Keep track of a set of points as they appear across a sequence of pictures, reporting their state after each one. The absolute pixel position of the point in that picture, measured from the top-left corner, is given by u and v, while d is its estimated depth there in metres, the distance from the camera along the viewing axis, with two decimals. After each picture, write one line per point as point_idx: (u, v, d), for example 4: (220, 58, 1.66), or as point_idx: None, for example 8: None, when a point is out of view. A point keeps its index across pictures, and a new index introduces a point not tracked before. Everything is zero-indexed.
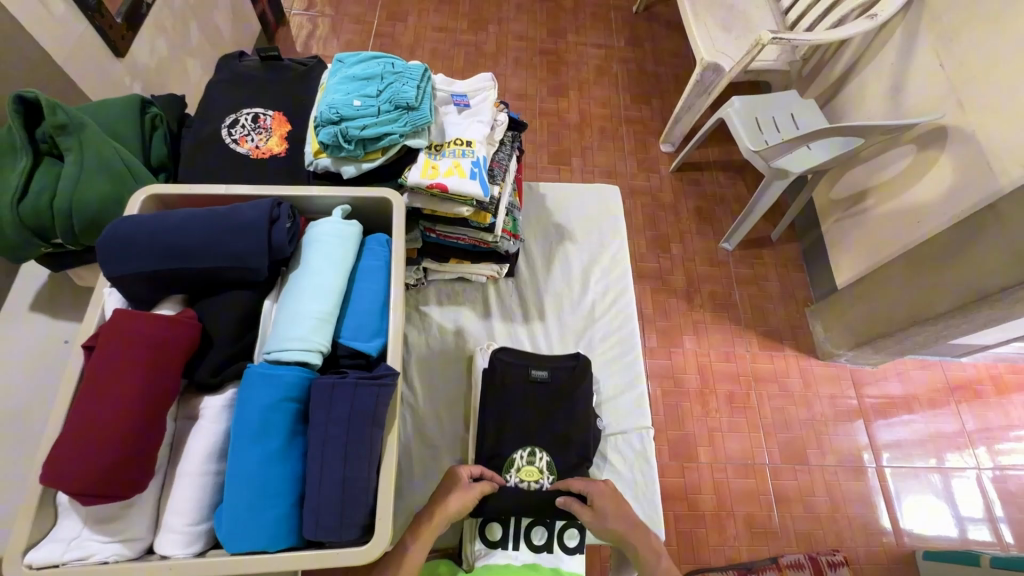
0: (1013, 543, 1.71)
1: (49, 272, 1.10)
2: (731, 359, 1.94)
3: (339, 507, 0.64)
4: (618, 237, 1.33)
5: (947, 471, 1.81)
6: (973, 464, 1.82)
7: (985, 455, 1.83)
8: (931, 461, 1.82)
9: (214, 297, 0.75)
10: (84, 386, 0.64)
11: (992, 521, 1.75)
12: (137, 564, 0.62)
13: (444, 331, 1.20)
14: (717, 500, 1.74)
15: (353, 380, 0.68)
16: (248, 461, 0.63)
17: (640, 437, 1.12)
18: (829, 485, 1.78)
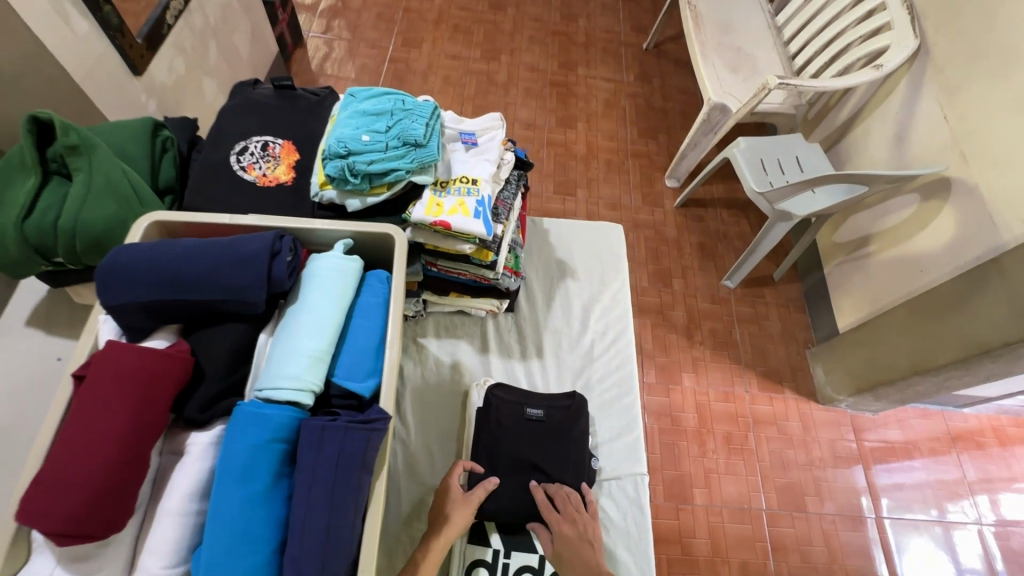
0: None
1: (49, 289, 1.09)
2: (729, 399, 1.92)
3: (320, 557, 0.62)
4: (619, 276, 1.33)
5: (948, 525, 1.76)
6: (976, 518, 1.78)
7: (987, 508, 1.79)
8: (933, 513, 1.78)
9: (210, 328, 0.74)
10: (70, 418, 0.62)
11: None
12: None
13: (440, 364, 1.19)
14: (711, 544, 1.70)
15: (344, 423, 0.67)
16: (231, 503, 0.62)
17: (634, 483, 1.10)
18: (826, 534, 1.74)
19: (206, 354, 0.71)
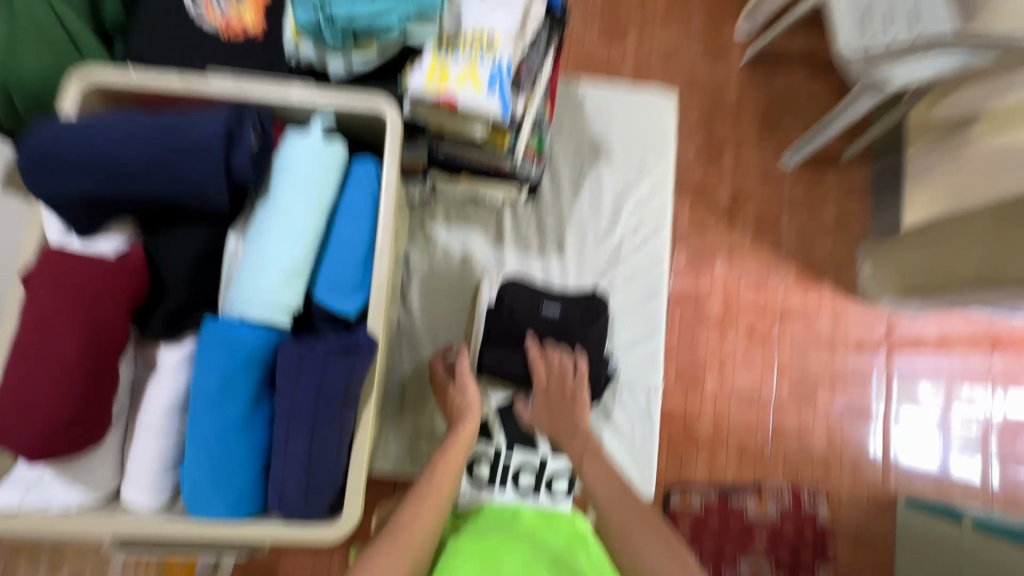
0: (997, 490, 1.72)
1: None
2: (760, 290, 1.80)
3: (304, 486, 0.59)
4: (662, 163, 1.13)
5: (953, 423, 1.75)
6: (985, 416, 1.75)
7: (1001, 405, 1.76)
8: (943, 414, 1.75)
9: (170, 227, 0.63)
10: (21, 334, 0.56)
11: (986, 459, 1.74)
12: (95, 519, 0.60)
13: (449, 255, 1.08)
14: (714, 425, 1.74)
15: (323, 352, 0.60)
16: (208, 426, 0.59)
17: (648, 393, 1.05)
18: (830, 426, 1.75)
19: (166, 260, 0.61)
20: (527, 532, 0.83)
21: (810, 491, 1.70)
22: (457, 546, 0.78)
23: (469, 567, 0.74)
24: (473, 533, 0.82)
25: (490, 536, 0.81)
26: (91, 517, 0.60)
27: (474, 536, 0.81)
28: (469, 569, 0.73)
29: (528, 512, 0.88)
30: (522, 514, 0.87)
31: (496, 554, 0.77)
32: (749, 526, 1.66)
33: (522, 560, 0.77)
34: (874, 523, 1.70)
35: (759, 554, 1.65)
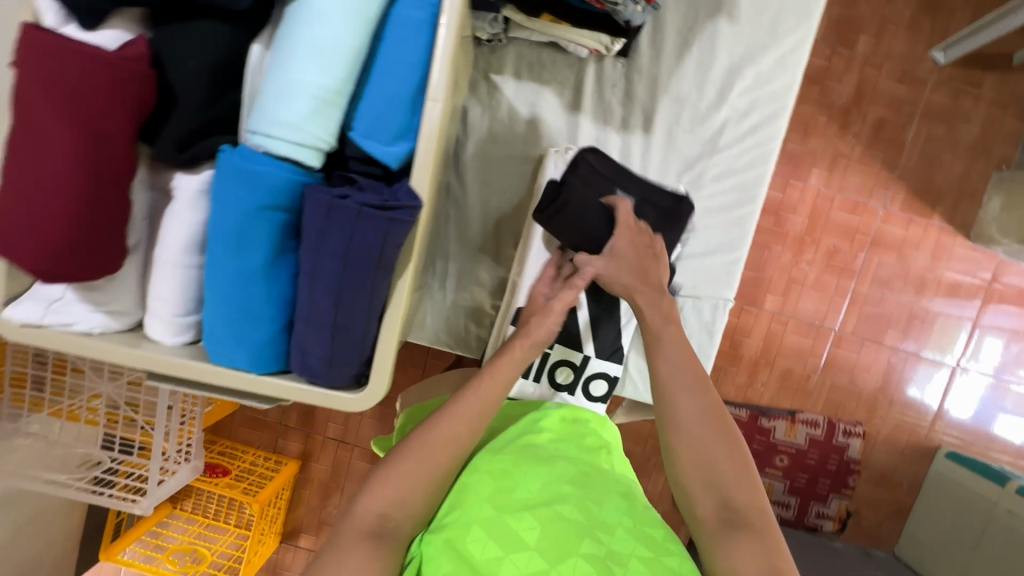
0: None
1: None
2: (856, 211, 1.53)
3: (327, 352, 0.53)
4: (801, 27, 0.87)
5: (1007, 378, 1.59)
6: None
7: None
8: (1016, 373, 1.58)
9: (179, 24, 0.50)
10: (13, 136, 0.48)
11: None
12: (121, 346, 0.57)
13: (514, 116, 0.91)
14: (763, 346, 1.59)
15: (356, 204, 0.49)
16: (226, 271, 0.52)
17: (714, 307, 0.93)
18: (889, 368, 1.59)
19: (174, 65, 0.49)
20: (547, 442, 0.78)
21: (848, 424, 1.58)
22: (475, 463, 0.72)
23: (482, 486, 0.68)
24: (492, 446, 0.76)
25: (508, 448, 0.75)
26: (116, 343, 0.57)
27: (493, 450, 0.75)
28: (484, 487, 0.67)
29: (550, 415, 0.84)
30: (543, 418, 0.83)
31: (516, 464, 0.71)
32: (773, 446, 1.56)
33: (544, 470, 0.70)
34: (904, 469, 1.61)
35: (775, 475, 1.56)
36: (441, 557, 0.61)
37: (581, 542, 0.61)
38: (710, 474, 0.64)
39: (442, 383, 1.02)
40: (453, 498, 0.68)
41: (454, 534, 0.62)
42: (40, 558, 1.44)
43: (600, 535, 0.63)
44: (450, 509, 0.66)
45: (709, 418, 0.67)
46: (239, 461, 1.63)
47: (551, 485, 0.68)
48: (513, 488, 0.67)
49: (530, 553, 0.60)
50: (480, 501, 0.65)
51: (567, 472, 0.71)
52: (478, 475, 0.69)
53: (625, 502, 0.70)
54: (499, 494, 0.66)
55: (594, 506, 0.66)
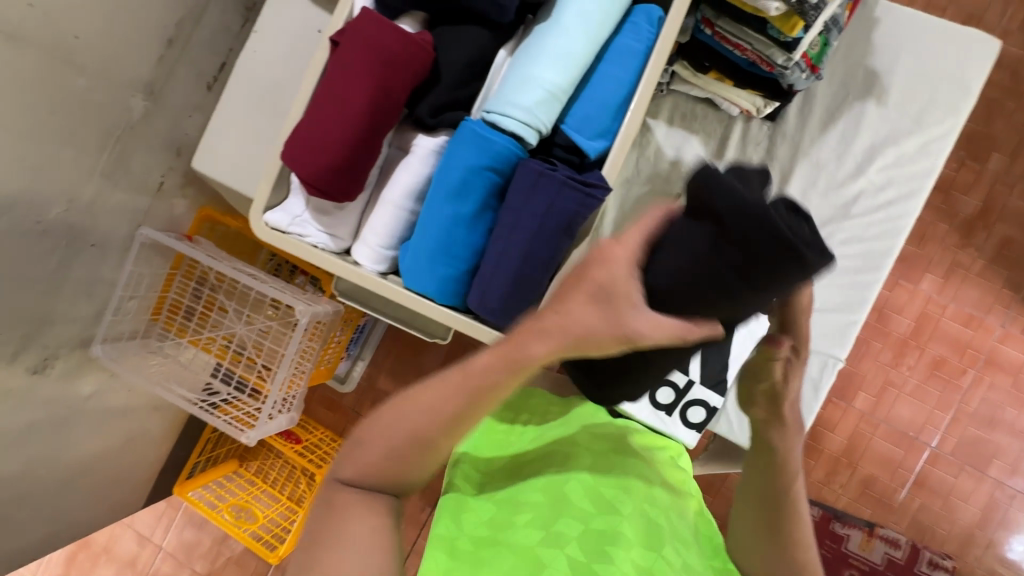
0: None
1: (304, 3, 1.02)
2: (970, 325, 1.45)
3: (504, 295, 0.64)
4: (948, 120, 0.94)
5: None
6: None
7: None
8: None
9: (455, 26, 0.66)
10: (325, 85, 0.65)
11: None
12: (336, 260, 0.71)
13: (660, 156, 1.02)
14: (846, 446, 1.48)
15: (561, 177, 0.61)
16: (441, 213, 0.64)
17: (822, 364, 0.96)
18: (991, 502, 1.44)
19: (445, 55, 0.65)
20: (643, 443, 0.75)
21: (936, 553, 1.42)
22: (579, 434, 0.70)
23: (587, 455, 0.65)
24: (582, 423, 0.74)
25: (607, 433, 0.72)
26: (333, 257, 0.71)
27: (597, 431, 0.71)
28: (583, 461, 0.63)
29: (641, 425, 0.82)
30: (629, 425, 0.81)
31: (611, 447, 0.68)
32: (844, 558, 1.41)
33: (639, 462, 0.67)
34: None
35: None
36: (535, 490, 0.60)
37: (665, 546, 0.55)
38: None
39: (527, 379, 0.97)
40: (545, 453, 0.67)
41: (554, 482, 0.61)
42: (122, 480, 1.56)
43: (681, 546, 0.57)
44: (542, 461, 0.66)
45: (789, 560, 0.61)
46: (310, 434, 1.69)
47: (642, 477, 0.64)
48: (613, 467, 0.64)
49: (621, 520, 0.56)
50: (581, 464, 0.63)
51: (660, 478, 0.67)
52: (574, 441, 0.68)
53: (706, 536, 0.65)
54: (597, 463, 0.64)
55: (678, 518, 0.62)
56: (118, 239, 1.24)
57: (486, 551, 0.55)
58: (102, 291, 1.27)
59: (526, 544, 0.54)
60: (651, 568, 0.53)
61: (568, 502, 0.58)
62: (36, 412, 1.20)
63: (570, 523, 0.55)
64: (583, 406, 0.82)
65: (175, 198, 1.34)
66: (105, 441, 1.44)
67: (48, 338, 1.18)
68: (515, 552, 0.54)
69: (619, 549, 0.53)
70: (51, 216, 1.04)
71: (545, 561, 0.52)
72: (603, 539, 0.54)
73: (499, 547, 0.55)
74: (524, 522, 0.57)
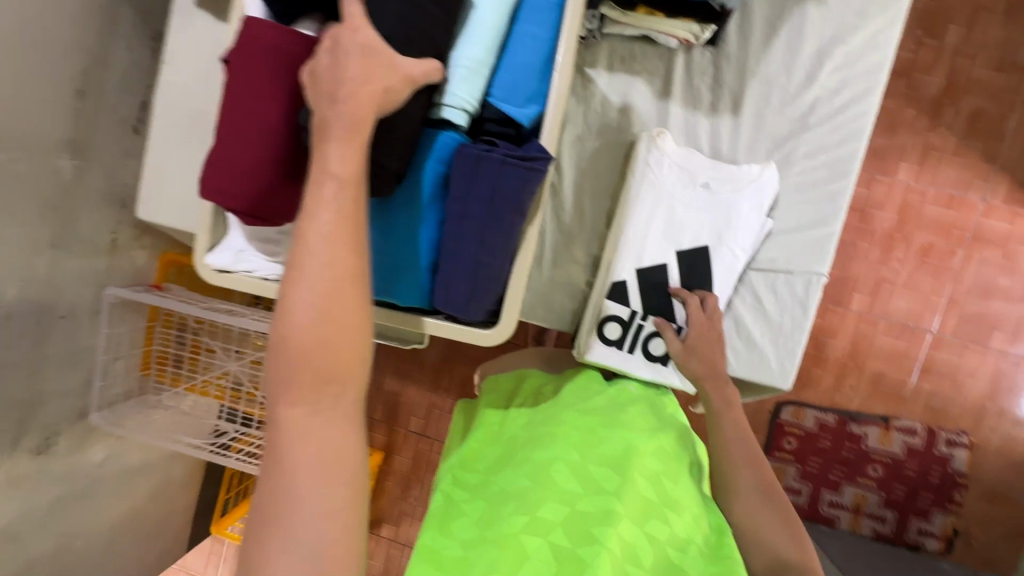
0: None
1: (207, 21, 0.96)
2: (952, 205, 1.44)
3: (468, 288, 0.62)
4: (891, 7, 0.90)
5: None
6: None
7: None
8: None
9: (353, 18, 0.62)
10: (228, 107, 0.61)
11: None
12: None
13: (607, 105, 0.98)
14: (851, 349, 1.49)
15: (500, 157, 0.59)
16: (392, 216, 0.62)
17: (806, 283, 0.95)
18: (998, 372, 1.47)
19: None
20: (636, 411, 0.74)
21: (950, 432, 1.47)
22: (563, 414, 0.70)
23: (567, 433, 0.65)
24: (570, 405, 0.73)
25: (593, 410, 0.71)
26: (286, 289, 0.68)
27: (581, 409, 0.72)
28: (566, 444, 0.63)
29: (629, 393, 0.82)
30: (622, 393, 0.82)
31: (599, 422, 0.68)
32: (866, 455, 1.47)
33: (629, 432, 0.66)
34: (1020, 485, 1.47)
35: (867, 485, 1.47)
36: (519, 479, 0.61)
37: (651, 524, 0.56)
38: (762, 538, 0.64)
39: (522, 357, 1.01)
40: (532, 437, 0.67)
41: (539, 467, 0.61)
42: (158, 531, 1.58)
43: (668, 517, 0.58)
44: (525, 445, 0.66)
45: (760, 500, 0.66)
46: None
47: (631, 448, 0.63)
48: (599, 441, 0.64)
49: (614, 500, 0.57)
50: (565, 446, 0.63)
51: (653, 441, 0.67)
52: (561, 421, 0.68)
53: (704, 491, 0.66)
54: (585, 444, 0.63)
55: (672, 484, 0.62)
56: (86, 304, 1.22)
57: (472, 549, 0.56)
58: (86, 359, 1.26)
59: (506, 537, 0.55)
60: (635, 545, 0.54)
61: (552, 487, 0.59)
62: (54, 488, 1.22)
63: (555, 510, 0.56)
64: (574, 380, 0.82)
65: (132, 249, 1.31)
66: (131, 499, 1.45)
67: (46, 416, 1.18)
68: (498, 547, 0.54)
69: (604, 529, 0.54)
70: (8, 297, 1.01)
71: (527, 551, 0.54)
72: (588, 523, 0.55)
73: (485, 544, 0.55)
74: (509, 515, 0.57)
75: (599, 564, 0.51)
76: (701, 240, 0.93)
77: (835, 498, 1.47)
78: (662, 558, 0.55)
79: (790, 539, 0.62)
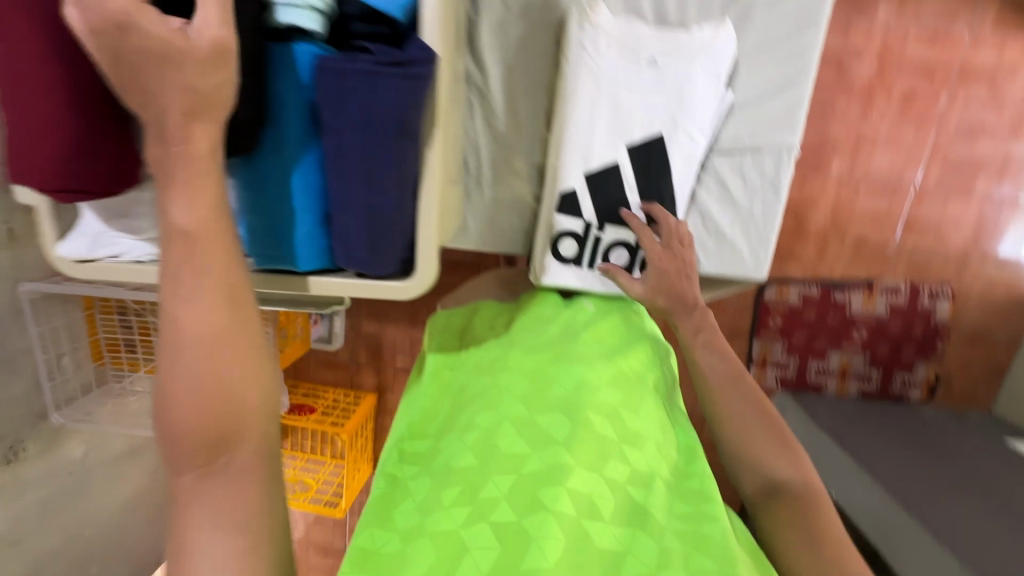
0: None
1: None
2: (937, 40, 1.28)
3: (367, 239, 0.52)
4: None
5: None
6: None
7: None
8: None
9: None
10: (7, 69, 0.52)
11: None
12: None
13: None
14: (831, 217, 1.42)
15: (368, 65, 0.46)
16: (258, 161, 0.51)
17: (773, 160, 0.85)
18: (982, 217, 1.40)
19: None
20: (591, 337, 0.75)
21: (933, 286, 1.41)
22: (512, 361, 0.71)
23: (517, 388, 0.67)
24: (524, 344, 0.74)
25: (547, 348, 0.73)
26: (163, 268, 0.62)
27: (532, 348, 0.73)
28: (514, 404, 0.65)
29: (586, 314, 0.80)
30: (580, 314, 0.80)
31: (550, 366, 0.69)
32: (850, 321, 1.42)
33: (582, 369, 0.68)
34: (1003, 324, 1.46)
35: (853, 349, 1.43)
36: (465, 449, 0.61)
37: (607, 462, 0.58)
38: (759, 468, 0.62)
39: (481, 287, 0.96)
40: (479, 398, 0.68)
41: (485, 431, 0.62)
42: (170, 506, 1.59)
43: (627, 453, 0.60)
44: (473, 408, 0.66)
45: (751, 413, 0.65)
46: (321, 399, 1.65)
47: (583, 388, 0.65)
48: (550, 387, 0.66)
49: (563, 453, 0.57)
50: (512, 402, 0.65)
51: (607, 374, 0.68)
52: (511, 375, 0.69)
53: (662, 415, 0.68)
54: (533, 398, 0.65)
55: (628, 415, 0.64)
56: (4, 307, 1.11)
57: (413, 535, 0.54)
58: (25, 362, 1.17)
59: (445, 524, 0.53)
60: (591, 490, 0.55)
61: (497, 453, 0.59)
62: (38, 490, 1.19)
63: (500, 482, 0.56)
64: (529, 312, 0.80)
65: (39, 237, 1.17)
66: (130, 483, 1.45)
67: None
68: (437, 543, 0.52)
69: (551, 489, 0.54)
70: None
71: (466, 535, 0.52)
72: (534, 486, 0.55)
73: (421, 538, 0.53)
74: (450, 500, 0.56)
75: (544, 533, 0.50)
76: (654, 128, 0.81)
77: (822, 366, 1.44)
78: (623, 494, 0.56)
79: (788, 464, 0.61)
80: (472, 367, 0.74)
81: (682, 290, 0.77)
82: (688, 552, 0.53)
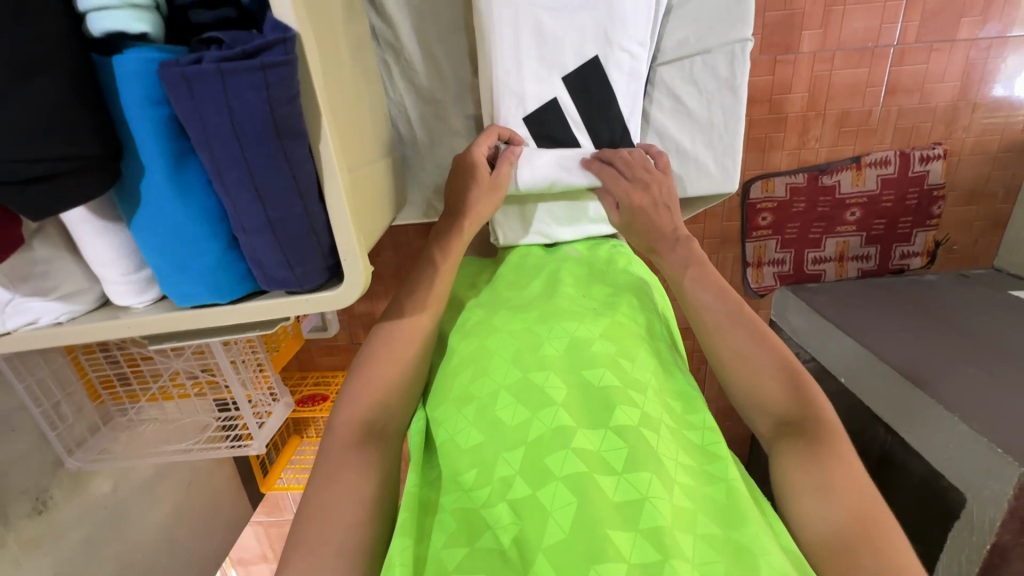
0: None
1: None
2: None
3: (281, 252, 0.54)
4: None
5: None
6: None
7: None
8: None
9: None
10: None
11: None
12: (87, 322, 0.61)
13: None
14: (809, 98, 1.28)
15: (214, 67, 0.45)
16: (148, 193, 0.51)
17: (727, 59, 0.78)
18: (967, 66, 1.25)
19: None
20: (571, 291, 0.76)
21: (924, 148, 1.33)
22: (497, 325, 0.70)
23: (506, 350, 0.66)
24: (508, 306, 0.74)
25: (533, 307, 0.73)
26: (83, 323, 0.61)
27: (517, 309, 0.73)
28: (505, 370, 0.64)
29: (572, 262, 0.84)
30: (563, 270, 0.81)
31: (538, 326, 0.69)
32: (842, 203, 1.38)
33: (572, 327, 0.68)
34: (999, 175, 1.36)
35: (847, 231, 1.41)
36: (468, 426, 0.60)
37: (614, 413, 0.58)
38: (772, 403, 0.63)
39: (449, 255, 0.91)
40: (469, 365, 0.67)
41: (483, 403, 0.62)
42: None
43: (635, 397, 0.60)
44: (467, 377, 0.65)
45: (764, 345, 0.66)
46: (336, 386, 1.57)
47: (579, 346, 0.66)
48: (538, 348, 0.66)
49: (561, 415, 0.58)
50: (505, 367, 0.64)
51: (598, 328, 0.68)
52: (501, 337, 0.68)
53: (655, 361, 0.68)
54: (526, 358, 0.65)
55: (627, 364, 0.65)
56: None
57: (438, 510, 0.56)
58: (21, 419, 1.07)
59: (467, 504, 0.55)
60: (601, 449, 0.56)
61: (500, 424, 0.59)
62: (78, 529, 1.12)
63: (508, 457, 0.56)
64: (512, 275, 0.82)
65: None
66: None
67: (17, 482, 1.04)
68: (459, 516, 0.54)
69: (556, 455, 0.55)
70: None
71: (486, 514, 0.53)
72: (542, 454, 0.55)
73: (443, 516, 0.55)
74: (471, 480, 0.56)
75: (557, 503, 0.52)
76: (587, 51, 0.74)
77: (819, 254, 1.43)
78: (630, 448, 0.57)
79: (794, 398, 0.62)
80: (461, 330, 0.73)
81: (657, 229, 0.77)
82: (698, 508, 0.54)
